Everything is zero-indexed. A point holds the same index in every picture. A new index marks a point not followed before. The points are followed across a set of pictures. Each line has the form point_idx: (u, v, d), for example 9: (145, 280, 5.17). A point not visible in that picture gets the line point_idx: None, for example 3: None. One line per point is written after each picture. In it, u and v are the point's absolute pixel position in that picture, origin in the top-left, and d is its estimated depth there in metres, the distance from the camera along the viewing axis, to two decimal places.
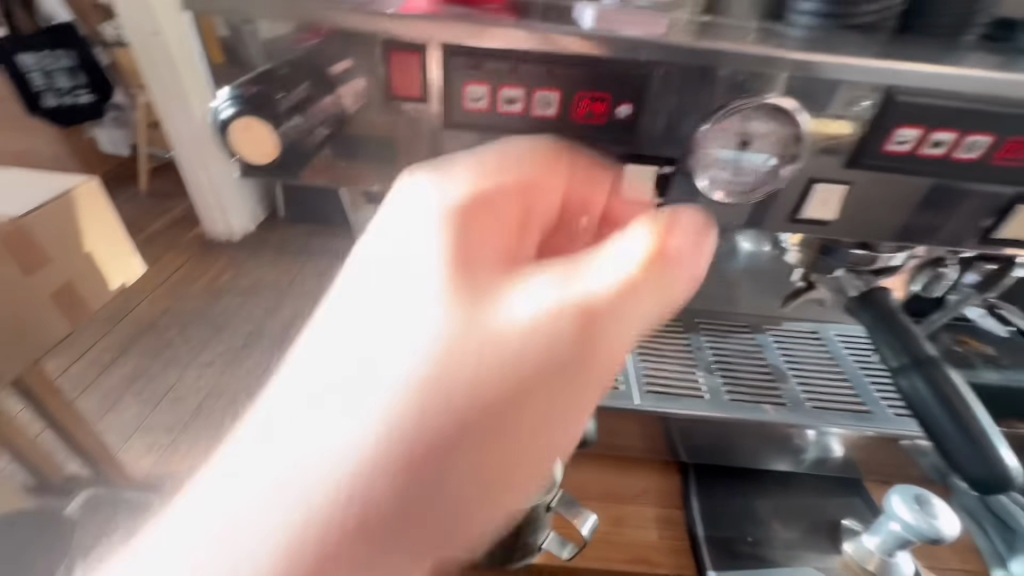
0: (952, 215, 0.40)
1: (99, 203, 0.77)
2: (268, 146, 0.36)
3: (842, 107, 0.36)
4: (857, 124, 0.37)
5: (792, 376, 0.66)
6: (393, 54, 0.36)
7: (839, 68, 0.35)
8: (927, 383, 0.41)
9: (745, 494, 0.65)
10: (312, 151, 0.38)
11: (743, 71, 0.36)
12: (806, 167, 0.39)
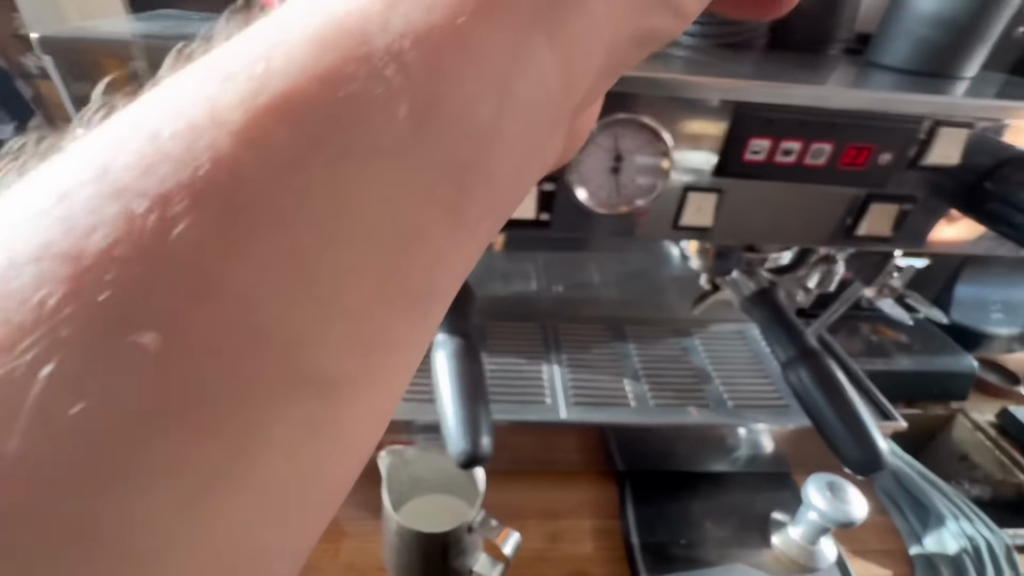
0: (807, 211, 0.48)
1: None
2: None
3: (701, 124, 0.43)
4: (715, 138, 0.44)
5: (715, 376, 0.68)
6: None
7: (694, 90, 0.42)
8: (811, 374, 0.44)
9: (678, 497, 0.66)
10: None
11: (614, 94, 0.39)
12: None
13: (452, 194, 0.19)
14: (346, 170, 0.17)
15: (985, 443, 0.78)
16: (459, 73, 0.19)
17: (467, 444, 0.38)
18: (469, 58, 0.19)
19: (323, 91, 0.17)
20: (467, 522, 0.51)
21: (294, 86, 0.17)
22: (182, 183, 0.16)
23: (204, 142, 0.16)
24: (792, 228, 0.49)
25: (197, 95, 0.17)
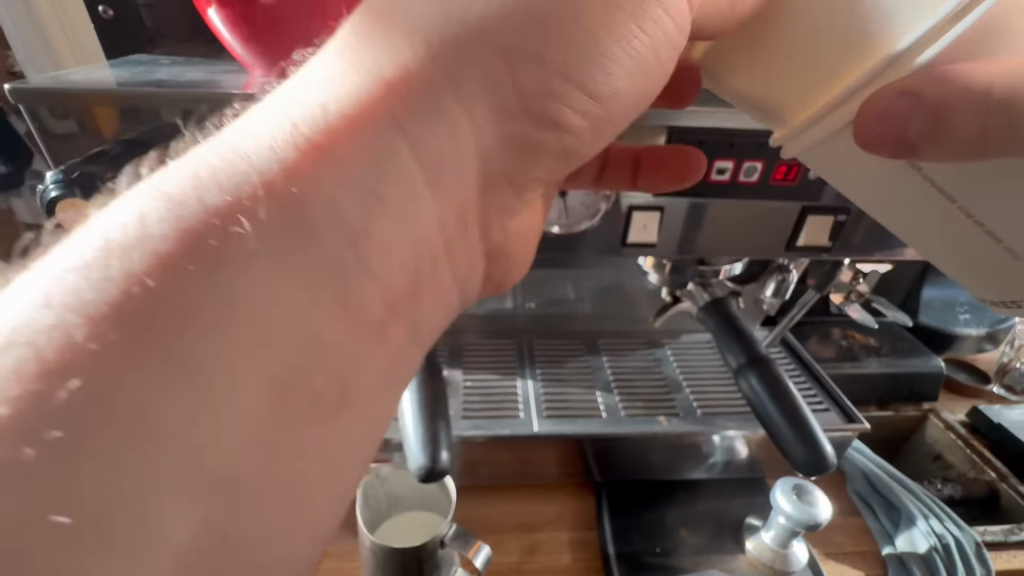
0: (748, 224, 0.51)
1: None
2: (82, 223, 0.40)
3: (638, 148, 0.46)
4: None
5: (685, 385, 0.69)
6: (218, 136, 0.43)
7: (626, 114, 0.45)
8: (761, 380, 0.46)
9: (654, 505, 0.67)
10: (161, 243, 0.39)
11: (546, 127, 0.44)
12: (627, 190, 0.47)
13: (360, 300, 0.24)
14: (268, 304, 0.21)
15: (957, 442, 0.80)
16: (360, 202, 0.23)
17: (427, 459, 0.40)
18: (347, 184, 0.23)
19: (237, 218, 0.21)
20: (439, 536, 0.53)
21: (196, 228, 0.21)
22: (107, 303, 0.19)
23: (140, 260, 0.20)
24: (737, 241, 0.52)
25: (108, 235, 0.21)
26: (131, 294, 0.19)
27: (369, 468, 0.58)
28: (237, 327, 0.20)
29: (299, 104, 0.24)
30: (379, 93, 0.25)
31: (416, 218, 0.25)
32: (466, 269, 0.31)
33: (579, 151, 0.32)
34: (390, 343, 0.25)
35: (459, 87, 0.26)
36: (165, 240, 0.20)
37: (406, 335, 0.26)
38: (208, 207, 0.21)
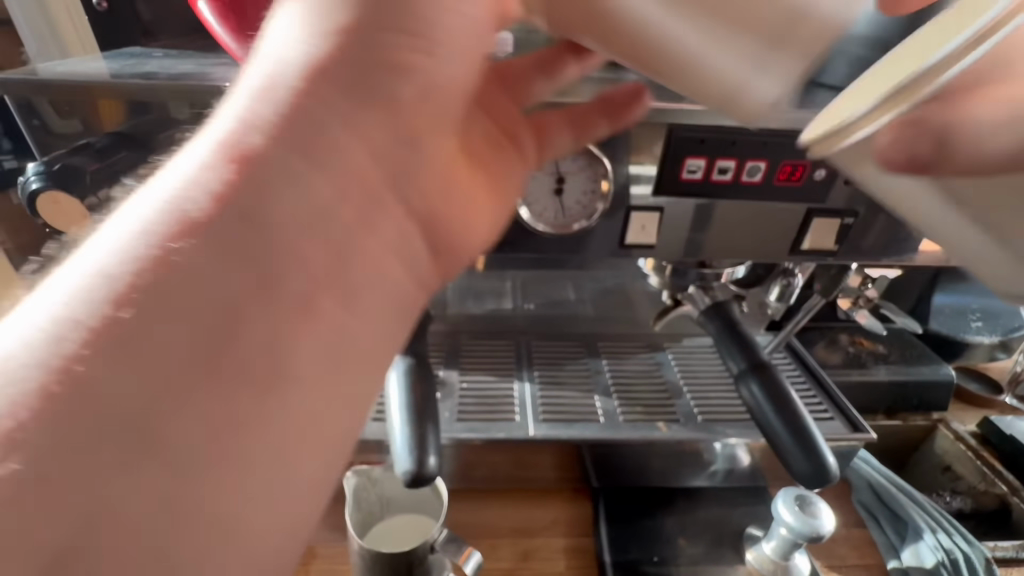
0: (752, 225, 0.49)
1: None
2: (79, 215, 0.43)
3: (637, 146, 0.45)
4: (651, 155, 0.45)
5: (686, 390, 0.68)
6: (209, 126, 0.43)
7: None
8: (761, 388, 0.45)
9: (652, 512, 0.66)
10: None
11: None
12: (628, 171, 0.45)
13: (281, 286, 0.22)
14: (182, 322, 0.21)
15: (966, 453, 0.78)
16: (266, 202, 0.23)
17: (414, 464, 0.39)
18: (240, 190, 0.22)
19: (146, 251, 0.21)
20: (429, 541, 0.52)
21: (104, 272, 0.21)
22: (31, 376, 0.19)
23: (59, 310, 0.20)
24: (740, 243, 0.50)
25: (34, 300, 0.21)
26: (77, 335, 0.20)
27: (360, 469, 0.57)
28: (139, 326, 0.20)
29: (216, 120, 0.24)
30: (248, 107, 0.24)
31: (324, 199, 0.24)
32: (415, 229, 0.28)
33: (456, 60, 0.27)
34: (325, 324, 0.24)
35: (321, 78, 0.24)
36: (89, 274, 0.21)
37: (344, 309, 0.24)
38: (129, 228, 0.22)
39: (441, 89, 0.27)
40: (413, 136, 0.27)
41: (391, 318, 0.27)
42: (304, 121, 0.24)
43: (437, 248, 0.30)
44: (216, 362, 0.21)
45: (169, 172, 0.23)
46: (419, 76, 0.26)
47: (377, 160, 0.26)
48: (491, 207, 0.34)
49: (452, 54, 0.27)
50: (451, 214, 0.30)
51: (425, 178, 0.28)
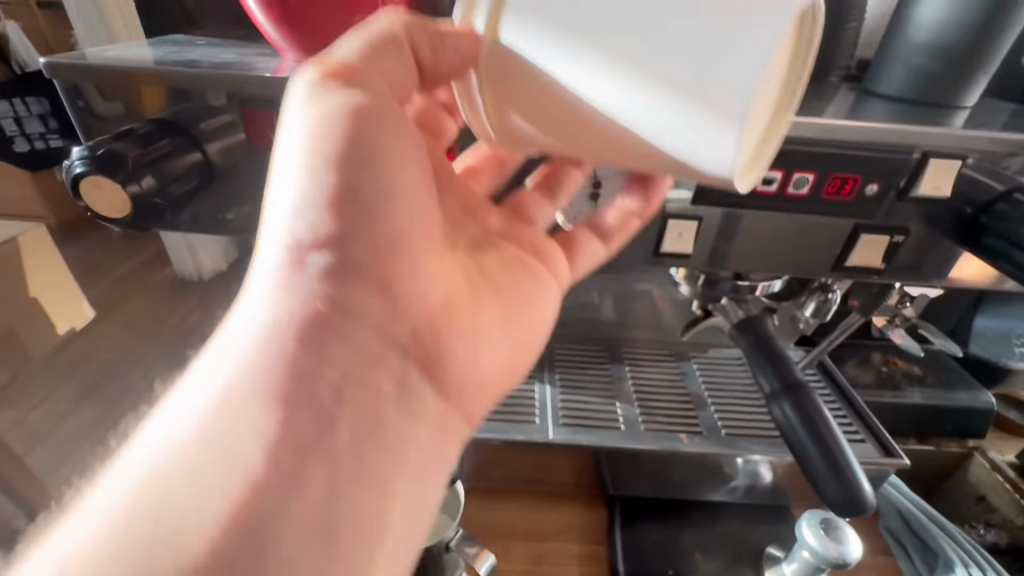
0: (794, 236, 0.48)
1: (46, 251, 0.84)
2: (119, 204, 0.40)
3: None
4: None
5: (710, 402, 0.66)
6: (249, 113, 0.44)
7: None
8: (795, 408, 0.43)
9: (669, 524, 0.64)
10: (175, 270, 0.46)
11: None
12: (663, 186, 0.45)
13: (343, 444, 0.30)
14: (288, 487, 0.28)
15: (1003, 486, 0.74)
16: (334, 392, 0.31)
17: None
18: (321, 383, 0.31)
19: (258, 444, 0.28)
20: (444, 541, 0.51)
21: (222, 464, 0.27)
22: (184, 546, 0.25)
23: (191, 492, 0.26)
24: (779, 256, 0.48)
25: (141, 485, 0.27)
26: (208, 487, 0.27)
27: None
28: (238, 459, 0.27)
29: (254, 308, 0.32)
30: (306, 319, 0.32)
31: (369, 377, 0.33)
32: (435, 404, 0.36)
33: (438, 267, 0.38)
34: (374, 468, 0.31)
35: (368, 287, 0.34)
36: (210, 426, 0.28)
37: (387, 459, 0.32)
38: (188, 415, 0.29)
39: (414, 257, 0.36)
40: (404, 298, 0.35)
41: (415, 451, 0.33)
42: (319, 302, 0.32)
43: (445, 389, 0.37)
44: (304, 480, 0.28)
45: (214, 361, 0.31)
46: (377, 260, 0.34)
47: (369, 325, 0.34)
48: (501, 342, 0.40)
49: (409, 231, 0.36)
50: (458, 354, 0.38)
51: (416, 329, 0.36)
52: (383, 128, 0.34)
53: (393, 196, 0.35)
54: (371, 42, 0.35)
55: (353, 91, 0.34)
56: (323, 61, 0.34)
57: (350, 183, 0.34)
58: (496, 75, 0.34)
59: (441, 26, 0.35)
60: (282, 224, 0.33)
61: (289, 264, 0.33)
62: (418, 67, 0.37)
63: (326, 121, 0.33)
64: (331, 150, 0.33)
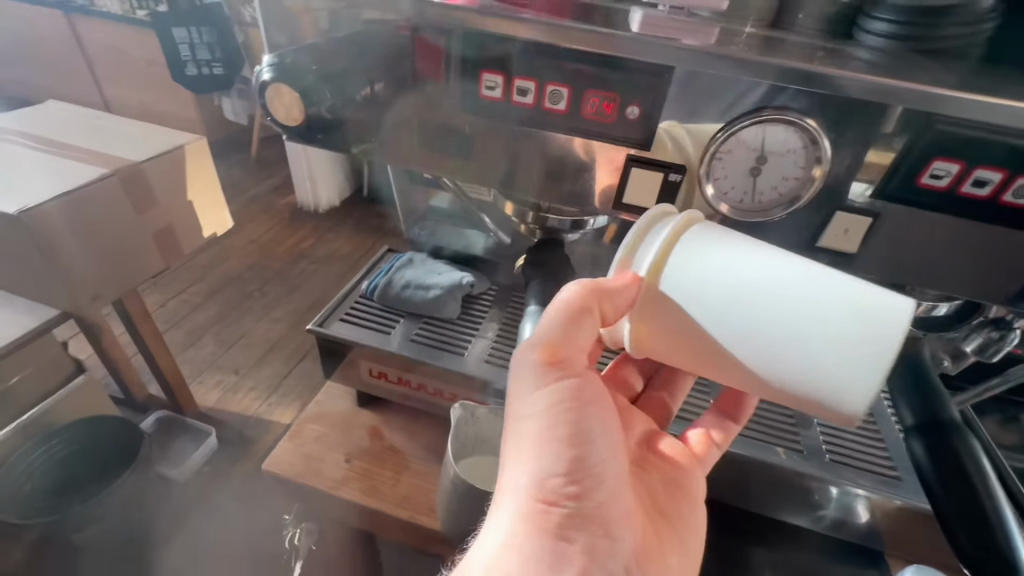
0: (995, 251, 0.40)
1: (204, 163, 1.15)
2: (295, 111, 0.45)
3: (877, 131, 0.37)
4: (886, 148, 0.37)
5: (818, 424, 0.60)
6: (418, 40, 0.43)
7: (864, 87, 0.36)
8: (939, 446, 0.38)
9: (741, 535, 0.62)
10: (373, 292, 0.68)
11: (759, 80, 0.38)
12: (825, 184, 0.40)
13: None
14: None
15: None
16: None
17: None
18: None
19: None
20: None
21: None
22: None
23: None
24: (955, 268, 0.41)
25: None
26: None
27: (466, 404, 0.62)
28: None
29: (513, 491, 0.41)
30: (561, 523, 0.41)
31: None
32: None
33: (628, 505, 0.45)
34: None
35: (603, 515, 0.43)
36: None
37: None
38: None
39: (622, 516, 0.44)
40: (620, 546, 0.43)
41: None
42: (562, 542, 0.40)
43: None
44: None
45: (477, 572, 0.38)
46: (601, 513, 0.42)
47: (602, 567, 0.41)
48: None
49: (619, 483, 0.44)
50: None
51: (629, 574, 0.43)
52: (591, 408, 0.43)
53: (605, 441, 0.43)
54: (564, 317, 0.40)
55: (564, 373, 0.42)
56: (543, 348, 0.41)
57: (581, 454, 0.42)
58: (649, 324, 0.40)
59: (613, 282, 0.39)
60: (528, 482, 0.41)
61: (533, 514, 0.40)
62: (600, 324, 0.41)
63: (555, 408, 0.41)
64: (561, 431, 0.41)
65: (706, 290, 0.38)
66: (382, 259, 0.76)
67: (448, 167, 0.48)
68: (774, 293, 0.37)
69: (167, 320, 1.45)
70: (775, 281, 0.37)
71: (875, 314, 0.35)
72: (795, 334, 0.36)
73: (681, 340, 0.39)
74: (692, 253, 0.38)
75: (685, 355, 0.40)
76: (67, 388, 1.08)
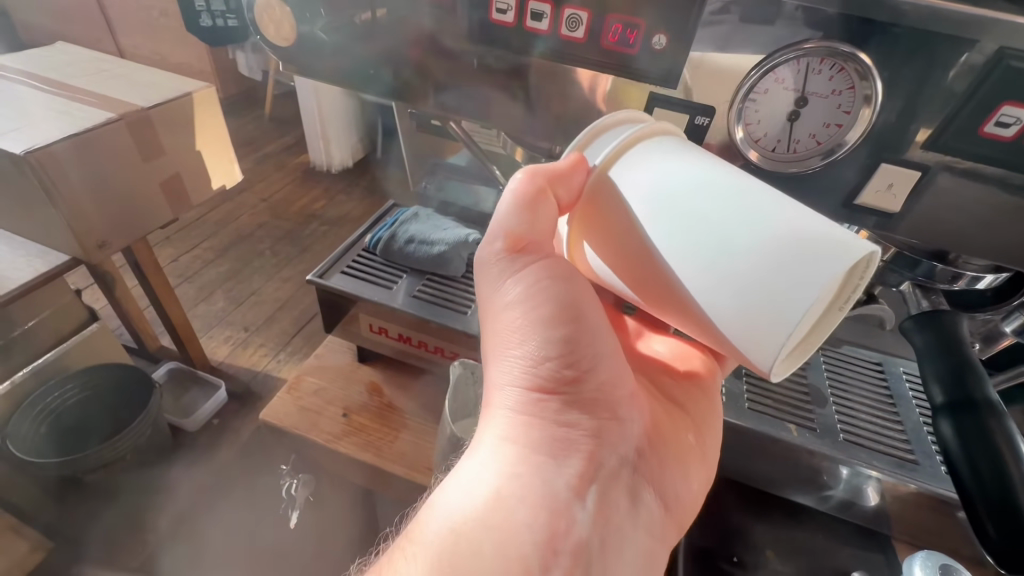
0: None
1: (210, 108, 1.12)
2: (287, 29, 0.43)
3: (940, 64, 0.33)
4: (949, 85, 0.33)
5: (833, 402, 0.57)
6: None
7: (929, 14, 0.31)
8: (976, 428, 0.35)
9: (745, 509, 0.60)
10: (379, 243, 0.66)
11: (804, 5, 0.33)
12: (872, 130, 0.36)
13: (609, 517, 0.40)
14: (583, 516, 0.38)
15: None
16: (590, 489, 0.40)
17: None
18: (574, 469, 0.40)
19: (561, 503, 0.38)
20: None
21: (518, 510, 0.37)
22: (497, 547, 0.35)
23: (493, 524, 0.36)
24: (1006, 233, 0.37)
25: (456, 513, 0.37)
26: (509, 512, 0.37)
27: (466, 363, 0.60)
28: (530, 502, 0.37)
29: (503, 385, 0.41)
30: (557, 406, 0.40)
31: (609, 457, 0.42)
32: (654, 520, 0.43)
33: (626, 393, 0.44)
34: (619, 534, 0.40)
35: (604, 404, 0.42)
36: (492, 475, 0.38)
37: (626, 520, 0.41)
38: (466, 502, 0.37)
39: (627, 399, 0.44)
40: (627, 426, 0.44)
41: (643, 528, 0.42)
42: (563, 427, 0.40)
43: (664, 505, 0.44)
44: (584, 522, 0.38)
45: (473, 469, 0.39)
46: (601, 395, 0.42)
47: (609, 447, 0.42)
48: (699, 468, 0.48)
49: (616, 374, 0.43)
50: (673, 480, 0.46)
51: (635, 450, 0.44)
52: (575, 283, 0.41)
53: (598, 327, 0.41)
54: (518, 205, 0.38)
55: (532, 262, 0.39)
56: (506, 236, 0.39)
57: (573, 334, 0.40)
58: (597, 217, 0.38)
59: (561, 163, 0.37)
60: (518, 371, 0.40)
61: (529, 404, 0.40)
62: (559, 209, 0.39)
63: (536, 291, 0.39)
64: (546, 311, 0.39)
65: (646, 186, 0.34)
66: (387, 213, 0.73)
67: (452, 104, 0.45)
68: (721, 201, 0.32)
69: (180, 274, 1.47)
70: (707, 204, 0.32)
71: (826, 252, 0.29)
72: (728, 251, 0.31)
73: (624, 252, 0.36)
74: (643, 160, 0.35)
75: (633, 276, 0.37)
76: (84, 332, 1.10)
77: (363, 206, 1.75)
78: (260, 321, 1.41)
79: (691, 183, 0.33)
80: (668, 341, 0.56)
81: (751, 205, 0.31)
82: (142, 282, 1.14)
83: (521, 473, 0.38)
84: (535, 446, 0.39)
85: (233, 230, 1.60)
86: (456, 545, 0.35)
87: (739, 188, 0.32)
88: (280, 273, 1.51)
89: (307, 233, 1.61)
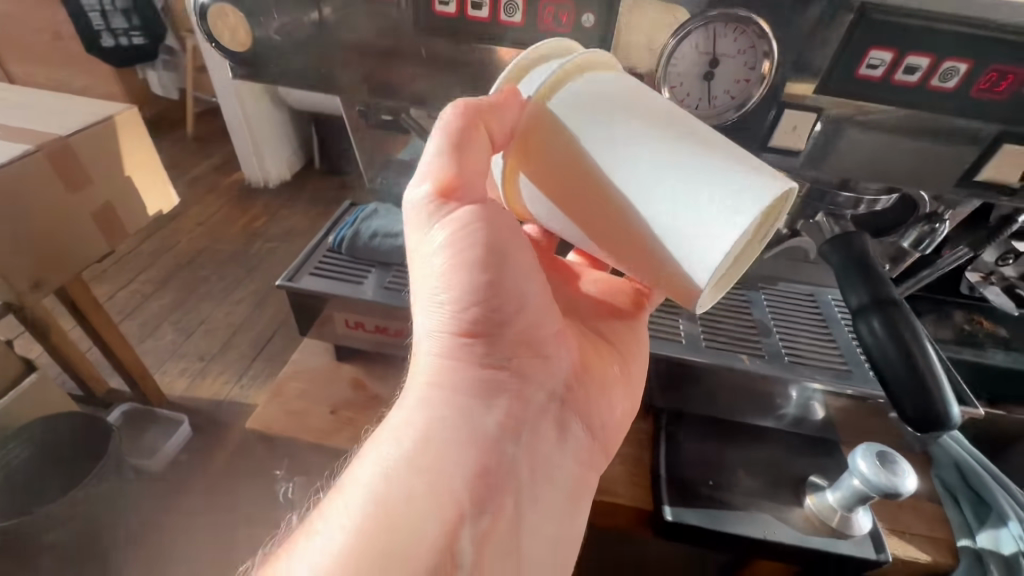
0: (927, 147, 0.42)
1: (135, 129, 1.07)
2: (244, 37, 0.44)
3: (821, 19, 0.39)
4: (830, 39, 0.39)
5: (775, 331, 0.64)
6: None
7: None
8: (885, 323, 0.42)
9: (712, 440, 0.66)
10: (345, 239, 0.67)
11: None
12: (774, 87, 0.42)
13: (542, 453, 0.45)
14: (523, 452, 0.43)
15: None
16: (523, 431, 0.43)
17: None
18: (501, 409, 0.42)
19: (501, 445, 0.42)
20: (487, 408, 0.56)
21: (442, 456, 0.39)
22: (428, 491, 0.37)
23: (421, 471, 0.38)
24: (894, 164, 0.44)
25: (381, 466, 0.38)
26: (434, 460, 0.38)
27: None
28: (461, 445, 0.40)
29: (424, 334, 0.42)
30: (484, 350, 0.43)
31: (534, 395, 0.45)
32: (581, 451, 0.49)
33: (549, 333, 0.48)
34: (549, 462, 0.45)
35: (536, 348, 0.46)
36: (420, 423, 0.40)
37: (556, 447, 0.46)
38: (394, 450, 0.38)
39: (554, 337, 0.48)
40: (553, 362, 0.48)
41: (569, 457, 0.47)
42: (490, 370, 0.43)
43: (591, 432, 0.50)
44: (520, 455, 0.43)
45: (400, 419, 0.40)
46: (525, 336, 0.45)
47: (536, 384, 0.46)
48: (623, 395, 0.53)
49: (539, 317, 0.46)
50: (602, 406, 0.51)
51: (563, 384, 0.48)
52: (504, 226, 0.42)
53: (521, 268, 0.43)
54: (449, 143, 0.39)
55: (466, 202, 0.40)
56: (434, 177, 0.40)
57: (496, 276, 0.42)
58: (539, 152, 0.41)
59: (494, 96, 0.39)
60: (445, 317, 0.42)
61: (454, 348, 0.42)
62: (493, 144, 0.40)
63: (463, 231, 0.40)
64: (473, 256, 0.40)
65: (598, 129, 0.39)
66: (346, 213, 0.74)
67: (404, 93, 0.48)
68: (662, 144, 0.37)
69: (122, 310, 1.41)
70: (651, 142, 0.38)
71: (742, 192, 0.36)
72: (669, 190, 0.37)
73: (569, 187, 0.40)
74: (586, 102, 0.39)
75: (580, 211, 0.41)
76: (20, 382, 1.01)
77: (309, 219, 1.71)
78: (215, 348, 1.37)
79: (639, 125, 0.38)
80: (597, 279, 0.60)
81: (682, 150, 0.37)
82: (80, 321, 1.09)
83: (450, 418, 0.40)
84: (457, 394, 0.41)
85: (174, 259, 1.54)
86: (379, 494, 0.36)
87: (676, 133, 0.38)
88: (229, 298, 1.46)
89: (253, 254, 1.57)
